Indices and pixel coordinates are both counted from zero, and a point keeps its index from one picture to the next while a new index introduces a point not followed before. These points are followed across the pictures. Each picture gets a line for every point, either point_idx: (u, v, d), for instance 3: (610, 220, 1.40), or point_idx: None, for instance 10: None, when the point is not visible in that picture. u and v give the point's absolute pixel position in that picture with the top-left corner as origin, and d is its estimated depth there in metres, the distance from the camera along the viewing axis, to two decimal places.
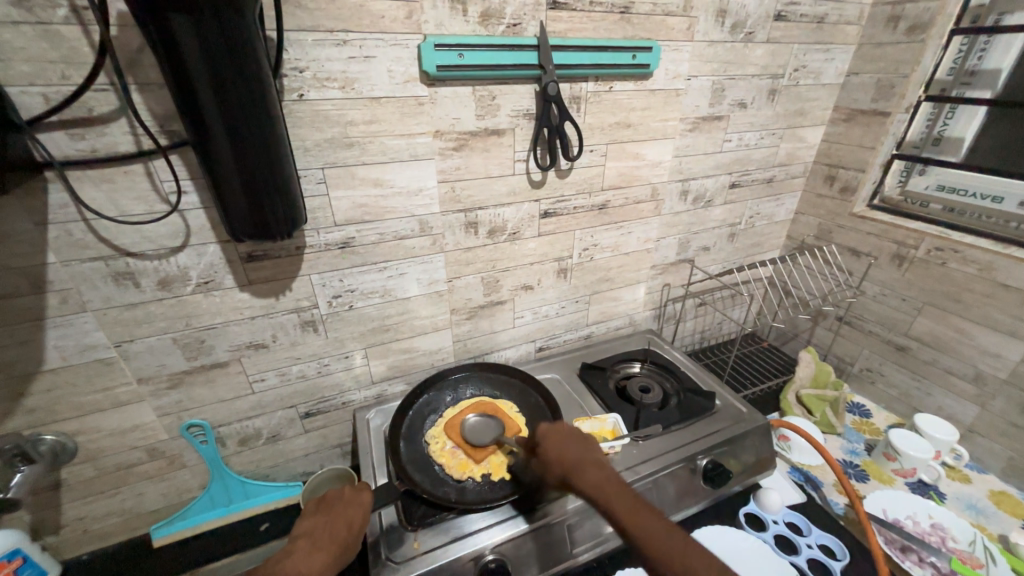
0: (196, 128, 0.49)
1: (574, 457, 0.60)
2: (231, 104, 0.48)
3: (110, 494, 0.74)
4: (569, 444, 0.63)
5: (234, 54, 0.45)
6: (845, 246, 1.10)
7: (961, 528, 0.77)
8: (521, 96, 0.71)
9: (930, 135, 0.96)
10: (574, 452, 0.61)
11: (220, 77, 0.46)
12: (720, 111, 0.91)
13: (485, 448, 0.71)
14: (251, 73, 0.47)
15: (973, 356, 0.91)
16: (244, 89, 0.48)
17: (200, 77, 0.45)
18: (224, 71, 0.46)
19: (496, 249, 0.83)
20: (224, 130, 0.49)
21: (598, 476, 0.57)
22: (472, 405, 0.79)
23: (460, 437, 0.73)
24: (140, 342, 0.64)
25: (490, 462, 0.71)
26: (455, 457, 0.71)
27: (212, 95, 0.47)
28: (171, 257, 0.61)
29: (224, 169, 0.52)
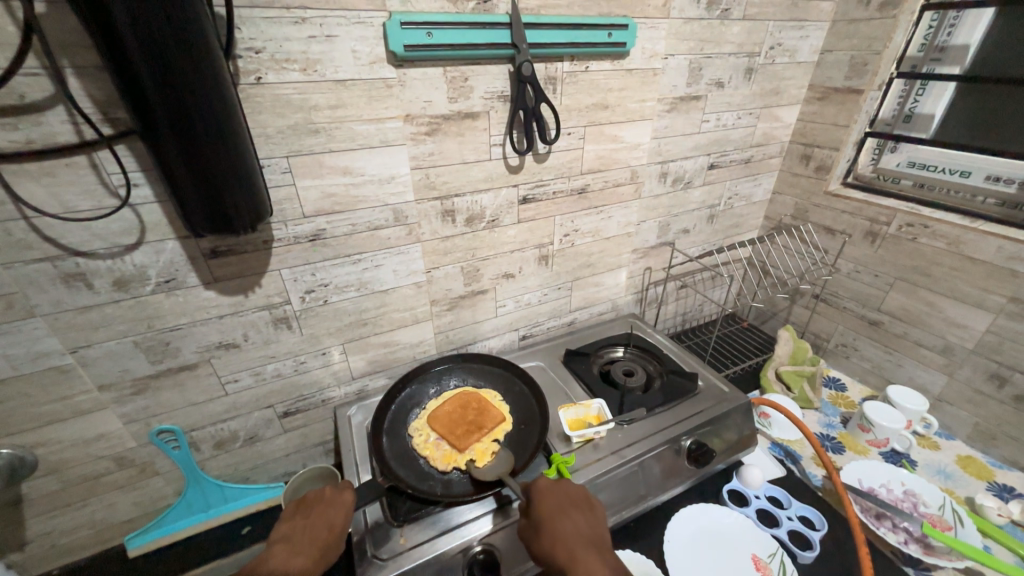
0: (139, 111, 0.45)
1: (574, 545, 0.54)
2: (178, 85, 0.44)
3: (78, 507, 0.71)
4: (563, 525, 0.56)
5: (177, 29, 0.42)
6: (820, 225, 1.11)
7: (932, 494, 0.80)
8: (495, 77, 0.69)
9: (901, 113, 0.97)
10: (570, 538, 0.55)
11: (163, 55, 0.42)
12: (698, 91, 0.90)
13: (469, 437, 0.70)
14: (198, 51, 0.44)
15: (942, 328, 0.94)
16: (191, 68, 0.44)
17: (140, 54, 0.41)
18: (168, 49, 0.42)
19: (474, 238, 0.81)
20: (170, 113, 0.45)
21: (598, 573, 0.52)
22: (455, 396, 0.78)
23: (443, 429, 0.72)
24: (99, 347, 0.61)
25: (476, 451, 0.70)
26: (439, 449, 0.70)
27: (154, 75, 0.43)
28: (125, 255, 0.57)
29: (174, 156, 0.48)
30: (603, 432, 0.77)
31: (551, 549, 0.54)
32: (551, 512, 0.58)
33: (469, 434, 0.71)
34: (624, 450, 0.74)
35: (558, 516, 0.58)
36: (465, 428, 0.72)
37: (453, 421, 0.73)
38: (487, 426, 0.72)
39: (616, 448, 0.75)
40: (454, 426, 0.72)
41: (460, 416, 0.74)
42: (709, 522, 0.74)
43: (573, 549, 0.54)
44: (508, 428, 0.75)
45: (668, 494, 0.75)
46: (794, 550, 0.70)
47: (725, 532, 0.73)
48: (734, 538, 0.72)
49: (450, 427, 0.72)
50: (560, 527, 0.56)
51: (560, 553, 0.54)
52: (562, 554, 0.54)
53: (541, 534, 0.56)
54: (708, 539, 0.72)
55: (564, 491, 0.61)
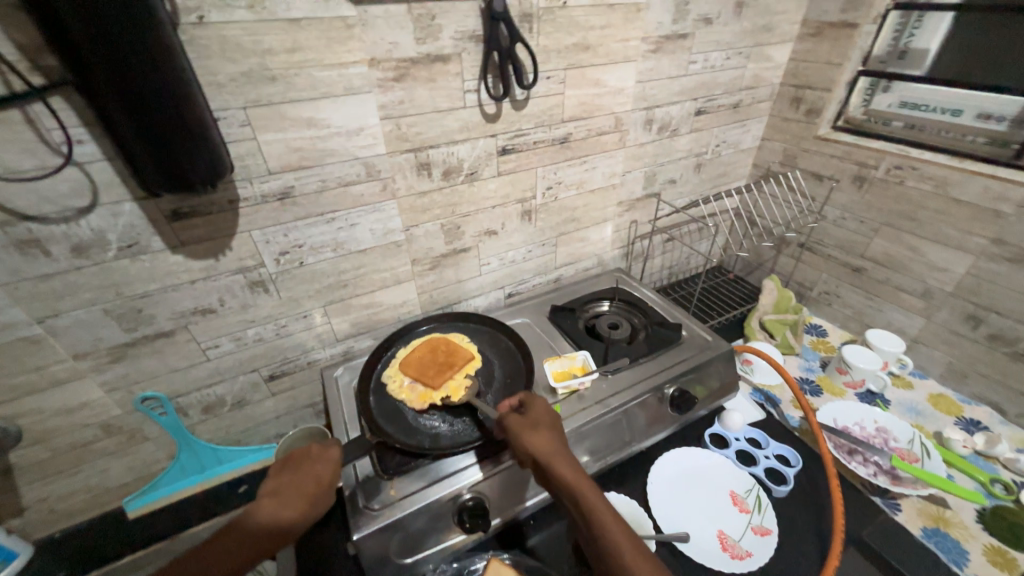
0: (69, 56, 0.41)
1: (549, 447, 0.59)
2: (109, 26, 0.40)
3: (71, 474, 0.71)
4: (547, 433, 0.61)
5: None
6: (808, 172, 1.09)
7: (902, 429, 0.83)
8: (465, 14, 0.63)
9: (895, 49, 0.94)
10: (552, 444, 0.60)
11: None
12: (684, 28, 0.85)
13: (441, 375, 0.72)
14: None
15: (923, 272, 0.94)
16: (121, 5, 0.40)
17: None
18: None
19: (453, 193, 0.78)
20: (104, 59, 0.41)
21: (569, 472, 0.57)
22: (425, 341, 0.78)
23: (416, 372, 0.73)
24: (67, 316, 0.59)
25: (449, 387, 0.71)
26: (415, 391, 0.72)
27: (78, 14, 0.39)
28: (80, 219, 0.54)
29: (117, 108, 0.45)
30: (587, 382, 0.78)
31: (533, 449, 0.59)
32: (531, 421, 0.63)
33: (442, 372, 0.72)
34: (609, 399, 0.76)
35: (536, 425, 0.62)
36: (436, 367, 0.73)
37: (424, 364, 0.74)
38: (457, 363, 0.74)
39: (601, 397, 0.76)
40: (425, 367, 0.73)
41: (431, 358, 0.75)
42: (690, 465, 0.77)
43: (551, 453, 0.59)
44: (479, 364, 0.76)
45: (651, 439, 0.78)
46: (769, 486, 0.74)
47: (706, 473, 0.76)
48: (713, 477, 0.75)
49: (422, 369, 0.73)
50: (543, 434, 0.61)
51: (542, 452, 0.59)
52: (545, 454, 0.59)
53: (525, 437, 0.60)
54: (689, 480, 0.75)
55: (549, 409, 0.65)
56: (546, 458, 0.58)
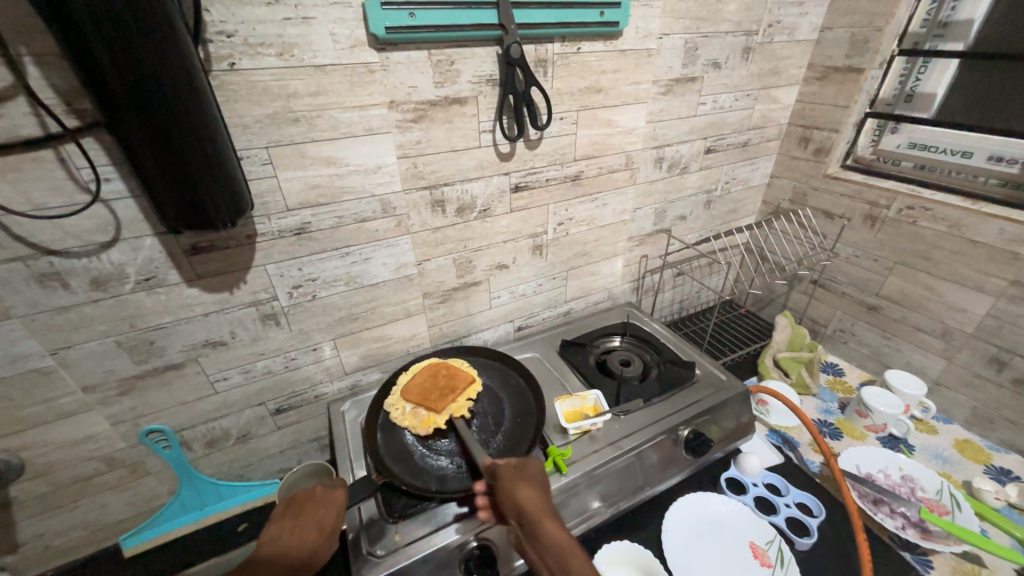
0: (103, 102, 0.43)
1: (541, 506, 0.55)
2: (146, 75, 0.42)
3: (69, 509, 0.69)
4: (538, 491, 0.57)
5: (141, 13, 0.39)
6: (819, 209, 1.09)
7: (930, 478, 0.80)
8: (482, 60, 0.66)
9: (902, 92, 0.95)
10: (544, 503, 0.55)
11: (127, 43, 0.40)
12: (694, 72, 0.87)
13: (444, 399, 0.71)
14: (164, 38, 0.41)
15: (941, 312, 0.93)
16: (158, 56, 0.42)
17: (103, 43, 0.39)
18: (130, 36, 0.39)
19: (466, 228, 0.79)
20: (137, 105, 0.43)
21: (562, 537, 0.52)
22: (424, 367, 0.78)
23: (417, 397, 0.72)
24: (80, 348, 0.59)
25: (452, 409, 0.71)
26: (417, 416, 0.71)
27: (117, 64, 0.40)
28: (101, 253, 0.55)
29: (143, 149, 0.46)
30: (599, 423, 0.76)
31: (522, 503, 0.55)
32: (525, 477, 0.59)
33: (444, 396, 0.72)
34: (622, 441, 0.74)
35: (529, 483, 0.58)
36: (437, 391, 0.73)
37: (425, 389, 0.74)
38: (459, 387, 0.74)
39: (614, 439, 0.74)
40: (427, 392, 0.73)
41: (431, 383, 0.74)
42: (707, 511, 0.74)
43: (543, 511, 0.54)
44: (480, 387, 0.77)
45: (665, 483, 0.75)
46: (791, 537, 0.70)
47: (723, 521, 0.73)
48: (731, 525, 0.72)
49: (424, 394, 0.73)
50: (533, 491, 0.56)
51: (530, 508, 0.54)
52: (536, 511, 0.54)
53: (517, 489, 0.56)
54: (705, 528, 0.72)
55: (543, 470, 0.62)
56: (536, 516, 0.53)
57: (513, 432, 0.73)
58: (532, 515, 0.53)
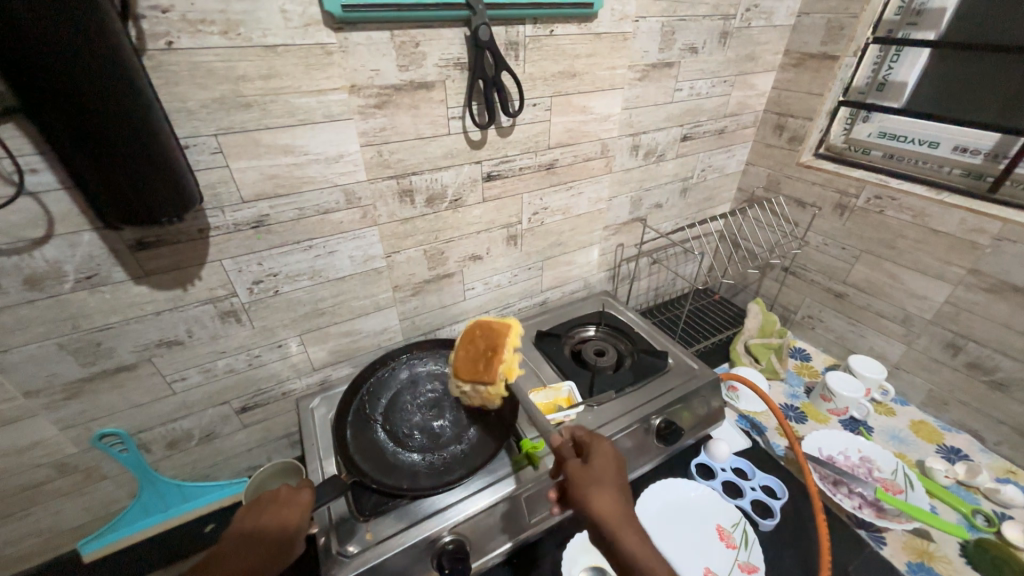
0: (18, 90, 0.38)
1: (616, 514, 0.54)
2: (64, 58, 0.38)
3: (19, 517, 0.66)
4: (613, 493, 0.56)
5: None
6: (791, 198, 1.10)
7: (886, 459, 0.83)
8: (449, 42, 0.62)
9: (874, 80, 0.96)
10: (619, 509, 0.55)
11: (36, 20, 0.35)
12: (670, 57, 0.85)
13: (494, 363, 0.68)
14: (80, 13, 0.37)
15: (903, 299, 0.96)
16: (75, 34, 0.37)
17: (11, 23, 0.34)
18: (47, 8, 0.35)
19: (437, 219, 0.76)
20: (57, 92, 0.39)
21: (640, 549, 0.52)
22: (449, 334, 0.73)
23: (468, 372, 0.68)
24: (18, 352, 0.55)
25: (507, 370, 0.69)
26: (479, 392, 0.68)
27: (28, 46, 0.36)
28: (34, 250, 0.51)
29: (73, 144, 0.42)
30: (573, 415, 0.77)
31: (600, 508, 0.54)
32: (597, 476, 0.57)
33: (492, 360, 0.69)
34: (595, 432, 0.74)
35: (604, 487, 0.56)
36: (484, 359, 0.69)
37: (471, 362, 0.69)
38: (501, 343, 0.70)
39: (587, 430, 0.75)
40: (474, 363, 0.69)
41: (473, 352, 0.70)
42: (676, 496, 0.76)
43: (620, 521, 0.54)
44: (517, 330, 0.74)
45: (637, 471, 0.77)
46: (755, 519, 0.73)
47: (691, 505, 0.75)
48: (699, 510, 0.74)
49: (473, 368, 0.68)
50: (609, 494, 0.56)
51: (608, 517, 0.54)
52: (612, 519, 0.54)
53: (591, 496, 0.55)
54: (674, 513, 0.73)
55: (615, 462, 0.60)
56: (613, 524, 0.54)
57: (487, 424, 0.72)
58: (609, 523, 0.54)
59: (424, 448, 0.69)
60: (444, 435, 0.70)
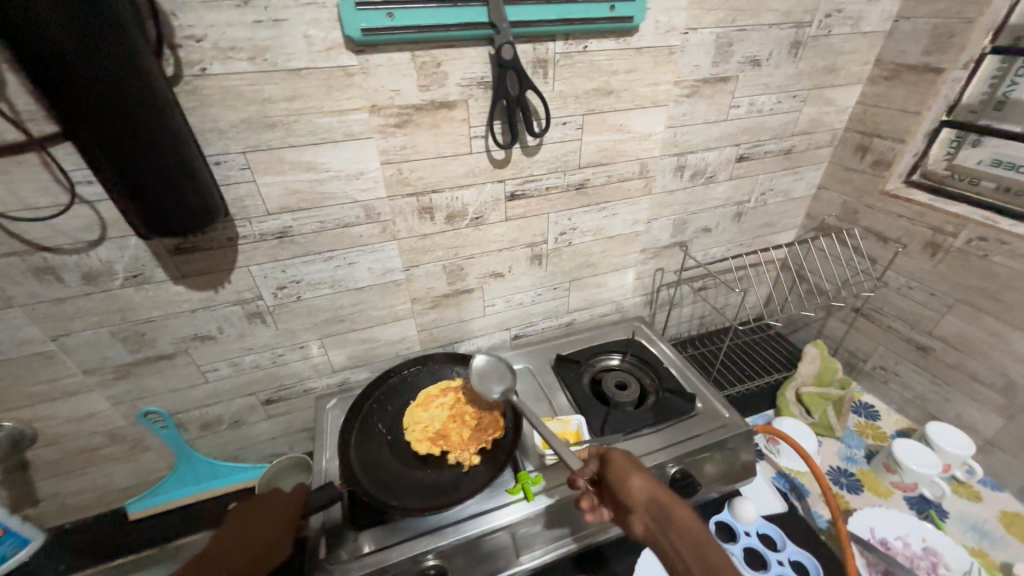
0: (65, 112, 0.42)
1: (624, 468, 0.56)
2: (106, 83, 0.41)
3: (81, 473, 0.77)
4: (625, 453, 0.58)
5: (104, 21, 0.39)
6: (870, 230, 0.95)
7: (957, 556, 0.69)
8: (472, 61, 0.60)
9: (992, 98, 0.79)
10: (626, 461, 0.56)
11: (80, 47, 0.39)
12: (727, 71, 0.77)
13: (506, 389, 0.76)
14: (119, 42, 0.41)
15: (1005, 364, 0.79)
16: (113, 61, 0.41)
17: (58, 52, 0.38)
18: (93, 44, 0.39)
19: (457, 236, 0.76)
20: (98, 115, 0.42)
21: (648, 493, 0.52)
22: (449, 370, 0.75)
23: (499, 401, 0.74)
24: (78, 336, 0.63)
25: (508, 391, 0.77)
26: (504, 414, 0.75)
27: (72, 75, 0.40)
28: (90, 251, 0.57)
29: (108, 162, 0.46)
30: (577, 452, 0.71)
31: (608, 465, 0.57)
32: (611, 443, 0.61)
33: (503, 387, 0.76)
34: None
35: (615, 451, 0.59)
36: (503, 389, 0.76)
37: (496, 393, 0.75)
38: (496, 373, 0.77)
39: None
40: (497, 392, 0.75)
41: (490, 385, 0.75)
42: None
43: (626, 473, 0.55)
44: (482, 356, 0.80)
45: None
46: None
47: None
48: None
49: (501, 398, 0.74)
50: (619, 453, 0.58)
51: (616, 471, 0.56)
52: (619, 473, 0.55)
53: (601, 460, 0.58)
54: None
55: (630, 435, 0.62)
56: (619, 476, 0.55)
57: (485, 448, 0.71)
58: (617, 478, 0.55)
59: (420, 465, 0.70)
60: (441, 455, 0.70)
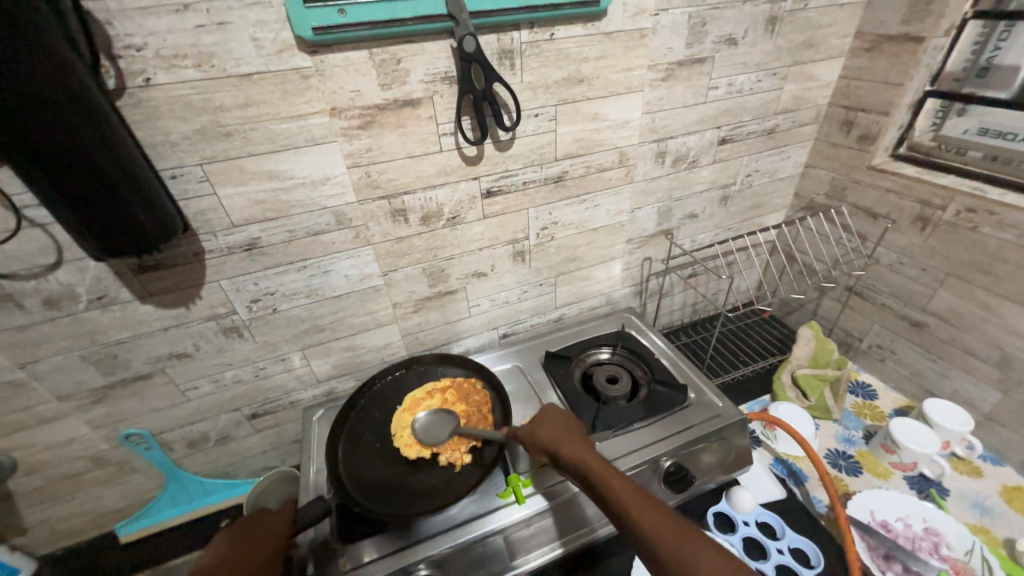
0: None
1: (557, 436, 0.62)
2: (40, 101, 0.39)
3: (66, 499, 0.75)
4: (556, 424, 0.64)
5: (28, 33, 0.37)
6: (859, 207, 0.94)
7: (958, 535, 0.69)
8: (434, 56, 0.58)
9: (976, 64, 0.77)
10: (559, 431, 0.63)
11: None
12: (702, 52, 0.74)
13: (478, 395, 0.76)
14: (35, 50, 0.38)
15: (999, 336, 0.77)
16: (31, 71, 0.38)
17: None
18: (21, 61, 0.37)
19: (434, 237, 0.74)
20: (37, 137, 0.40)
21: (579, 452, 0.59)
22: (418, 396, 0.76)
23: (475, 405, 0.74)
24: (47, 362, 0.61)
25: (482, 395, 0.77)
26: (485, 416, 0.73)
27: (3, 95, 0.37)
28: (48, 274, 0.55)
29: (53, 186, 0.43)
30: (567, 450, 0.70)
31: (542, 435, 0.62)
32: (549, 414, 0.67)
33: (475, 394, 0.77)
34: None
35: (550, 424, 0.64)
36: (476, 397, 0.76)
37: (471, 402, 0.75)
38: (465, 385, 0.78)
39: None
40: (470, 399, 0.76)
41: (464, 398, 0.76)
42: None
43: (559, 440, 0.61)
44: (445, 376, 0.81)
45: None
46: None
47: None
48: None
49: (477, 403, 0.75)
50: (552, 425, 0.64)
51: (550, 440, 0.61)
52: (552, 440, 0.61)
53: (537, 433, 0.63)
54: None
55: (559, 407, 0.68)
56: (554, 442, 0.61)
57: (475, 447, 0.70)
58: (550, 445, 0.61)
59: (410, 470, 0.68)
60: (432, 457, 0.69)
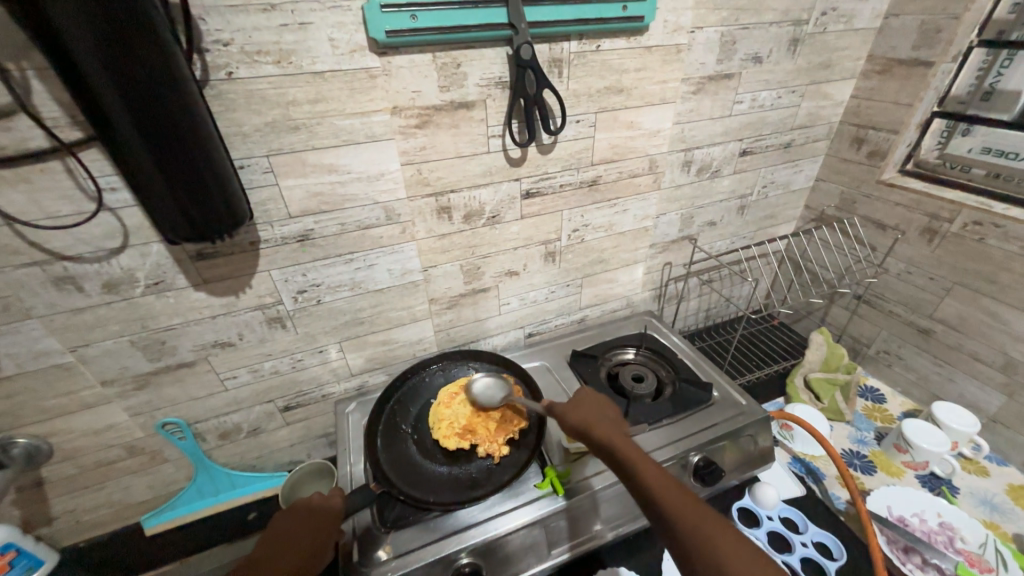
0: (90, 109, 0.41)
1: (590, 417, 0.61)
2: (148, 90, 0.41)
3: (96, 488, 0.75)
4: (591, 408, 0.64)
5: (143, 27, 0.39)
6: (869, 219, 0.99)
7: (972, 528, 0.72)
8: (491, 61, 0.62)
9: (980, 88, 0.83)
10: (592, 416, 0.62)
11: (104, 49, 0.38)
12: (730, 68, 0.79)
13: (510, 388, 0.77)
14: (145, 44, 0.39)
15: (1004, 342, 0.82)
16: (139, 63, 0.40)
17: (104, 62, 0.38)
18: (136, 52, 0.39)
19: (474, 235, 0.76)
20: (143, 124, 0.43)
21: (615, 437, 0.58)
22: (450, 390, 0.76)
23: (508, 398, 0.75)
24: (97, 346, 0.62)
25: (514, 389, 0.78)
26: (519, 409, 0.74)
27: (117, 84, 0.40)
28: (111, 259, 0.57)
29: (153, 170, 0.46)
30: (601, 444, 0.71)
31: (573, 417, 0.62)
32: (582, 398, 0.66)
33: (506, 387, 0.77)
34: None
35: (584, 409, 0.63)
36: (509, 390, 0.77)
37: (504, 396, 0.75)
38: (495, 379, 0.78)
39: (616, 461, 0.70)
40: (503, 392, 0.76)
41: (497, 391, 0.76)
42: None
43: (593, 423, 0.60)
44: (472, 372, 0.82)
45: None
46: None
47: None
48: None
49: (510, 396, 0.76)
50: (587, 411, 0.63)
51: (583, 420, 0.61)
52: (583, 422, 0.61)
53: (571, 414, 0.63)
54: None
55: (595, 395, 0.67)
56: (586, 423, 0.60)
57: (512, 438, 0.71)
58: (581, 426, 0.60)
59: (450, 461, 0.70)
60: (471, 448, 0.70)
